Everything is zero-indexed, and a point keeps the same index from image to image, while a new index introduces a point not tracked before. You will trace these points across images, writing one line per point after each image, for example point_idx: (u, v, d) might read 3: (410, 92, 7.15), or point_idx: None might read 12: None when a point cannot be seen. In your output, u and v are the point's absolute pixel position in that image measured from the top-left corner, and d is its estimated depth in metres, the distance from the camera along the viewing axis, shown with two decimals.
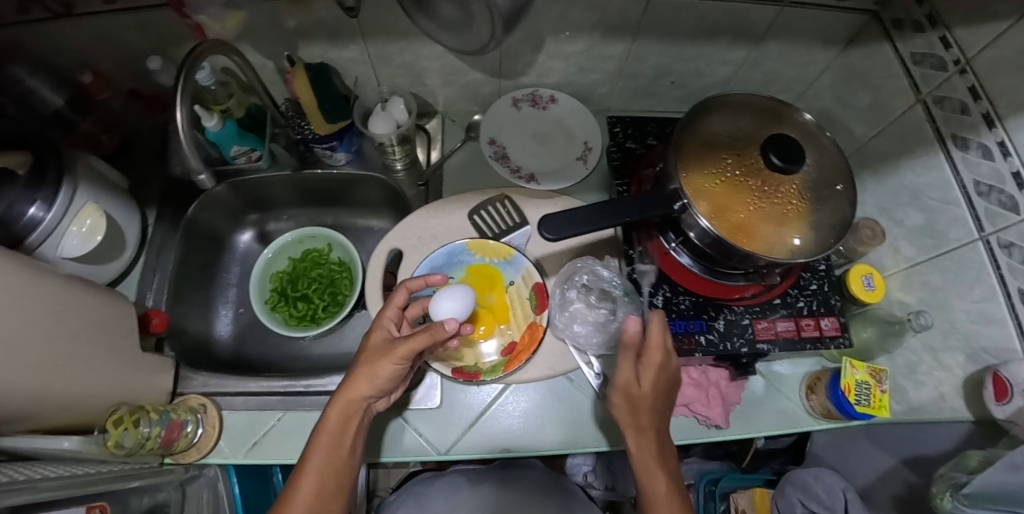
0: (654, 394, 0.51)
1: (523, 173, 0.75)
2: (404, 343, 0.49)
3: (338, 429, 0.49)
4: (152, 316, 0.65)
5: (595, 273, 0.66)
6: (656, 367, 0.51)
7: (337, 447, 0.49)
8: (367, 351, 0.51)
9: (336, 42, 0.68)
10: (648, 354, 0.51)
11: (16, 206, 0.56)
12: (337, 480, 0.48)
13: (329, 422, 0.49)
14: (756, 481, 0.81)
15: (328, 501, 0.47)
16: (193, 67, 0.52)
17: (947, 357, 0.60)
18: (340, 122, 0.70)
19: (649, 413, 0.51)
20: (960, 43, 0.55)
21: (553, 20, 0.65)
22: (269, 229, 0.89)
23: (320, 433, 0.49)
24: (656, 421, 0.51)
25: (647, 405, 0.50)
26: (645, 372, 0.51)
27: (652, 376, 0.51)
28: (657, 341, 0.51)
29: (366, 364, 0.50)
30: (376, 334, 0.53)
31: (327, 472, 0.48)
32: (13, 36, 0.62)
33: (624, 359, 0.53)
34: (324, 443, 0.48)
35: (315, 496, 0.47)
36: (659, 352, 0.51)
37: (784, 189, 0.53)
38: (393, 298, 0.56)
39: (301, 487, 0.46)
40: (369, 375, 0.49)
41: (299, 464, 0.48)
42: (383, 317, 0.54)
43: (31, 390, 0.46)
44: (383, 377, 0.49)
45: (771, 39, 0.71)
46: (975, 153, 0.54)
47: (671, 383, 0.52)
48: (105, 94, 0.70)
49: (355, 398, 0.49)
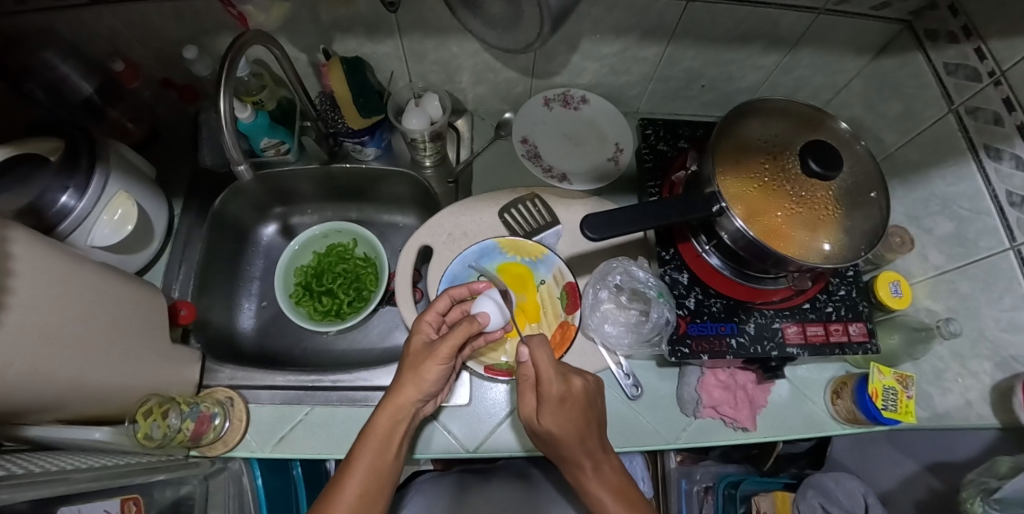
0: (570, 429, 0.50)
1: (556, 173, 0.77)
2: (444, 343, 0.52)
3: (387, 435, 0.50)
4: (181, 307, 0.66)
5: (629, 273, 0.67)
6: (557, 399, 0.51)
7: (383, 451, 0.49)
8: (412, 355, 0.53)
9: (372, 37, 0.68)
10: (546, 390, 0.51)
11: (48, 193, 0.55)
12: (380, 482, 0.48)
13: (377, 427, 0.50)
14: (775, 484, 0.82)
15: (371, 503, 0.47)
16: (235, 60, 0.52)
17: (974, 364, 0.60)
18: (373, 117, 0.70)
19: (570, 444, 0.51)
20: (995, 55, 0.55)
21: (591, 21, 0.65)
22: (293, 222, 0.88)
23: (368, 437, 0.50)
24: (583, 448, 0.52)
25: (564, 441, 0.50)
26: (545, 408, 0.51)
27: (552, 414, 0.50)
28: (547, 371, 0.51)
29: (412, 367, 0.52)
30: (418, 341, 0.55)
31: (374, 474, 0.48)
32: (48, 22, 0.61)
33: (523, 394, 0.54)
34: (372, 447, 0.49)
35: (360, 498, 0.47)
36: (551, 381, 0.51)
37: (820, 195, 0.53)
38: (434, 303, 0.57)
39: (347, 485, 0.47)
40: (416, 376, 0.52)
41: (345, 464, 0.49)
42: (423, 321, 0.56)
43: (68, 378, 0.45)
44: (427, 380, 0.52)
45: (803, 46, 0.72)
46: (1008, 164, 0.55)
47: (582, 406, 0.52)
48: (136, 83, 0.70)
49: (404, 404, 0.51)
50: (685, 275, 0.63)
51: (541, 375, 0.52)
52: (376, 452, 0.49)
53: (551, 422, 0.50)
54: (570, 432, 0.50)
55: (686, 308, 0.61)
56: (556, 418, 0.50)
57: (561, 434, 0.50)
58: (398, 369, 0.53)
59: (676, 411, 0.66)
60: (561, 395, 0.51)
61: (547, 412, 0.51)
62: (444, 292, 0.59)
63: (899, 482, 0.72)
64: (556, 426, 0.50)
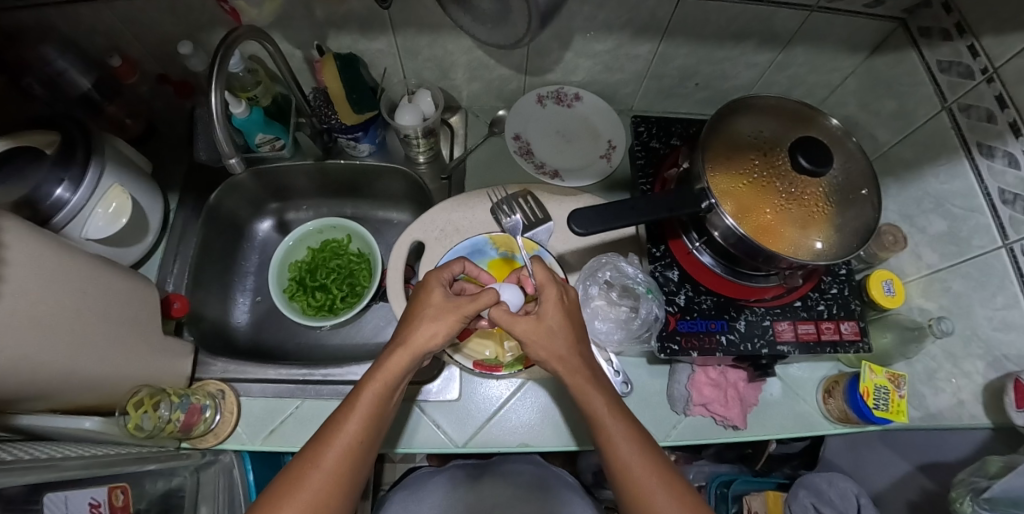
0: (560, 327, 0.51)
1: (548, 169, 0.77)
2: (472, 301, 0.50)
3: (395, 376, 0.48)
4: (174, 300, 0.66)
5: (618, 269, 0.65)
6: (553, 300, 0.51)
7: (386, 397, 0.49)
8: (430, 304, 0.51)
9: (366, 34, 0.68)
10: (541, 294, 0.51)
11: (43, 186, 0.55)
12: (377, 427, 0.49)
13: (383, 370, 0.48)
14: (768, 484, 0.83)
15: (367, 446, 0.48)
16: (227, 56, 0.53)
17: (967, 363, 0.60)
18: (366, 113, 0.71)
19: (561, 343, 0.51)
20: (988, 52, 0.55)
21: (583, 18, 0.66)
22: (289, 218, 0.89)
23: (371, 380, 0.48)
24: (580, 359, 0.51)
25: (557, 339, 0.51)
26: (545, 313, 0.51)
27: (551, 311, 0.51)
28: (542, 276, 0.51)
29: (431, 318, 0.50)
30: (437, 287, 0.52)
31: (373, 419, 0.48)
32: (46, 18, 0.62)
33: (516, 319, 0.50)
34: (375, 391, 0.48)
35: (358, 442, 0.47)
36: (547, 284, 0.51)
37: (811, 191, 0.52)
38: (450, 265, 0.57)
39: (345, 430, 0.47)
40: (433, 329, 0.49)
41: (346, 406, 0.48)
42: (439, 275, 0.54)
43: (58, 368, 0.46)
44: (443, 332, 0.49)
45: (797, 44, 0.72)
46: (1001, 161, 0.55)
47: (577, 314, 0.53)
48: (133, 78, 0.71)
49: (416, 354, 0.49)
50: (675, 272, 0.63)
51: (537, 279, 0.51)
52: (375, 400, 0.48)
53: (549, 315, 0.50)
54: (562, 328, 0.51)
55: (676, 304, 0.61)
56: (554, 311, 0.51)
57: (556, 328, 0.50)
58: (413, 313, 0.51)
59: (666, 409, 0.66)
60: (559, 297, 0.51)
61: (545, 313, 0.51)
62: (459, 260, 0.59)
63: (893, 482, 0.72)
64: (556, 322, 0.51)
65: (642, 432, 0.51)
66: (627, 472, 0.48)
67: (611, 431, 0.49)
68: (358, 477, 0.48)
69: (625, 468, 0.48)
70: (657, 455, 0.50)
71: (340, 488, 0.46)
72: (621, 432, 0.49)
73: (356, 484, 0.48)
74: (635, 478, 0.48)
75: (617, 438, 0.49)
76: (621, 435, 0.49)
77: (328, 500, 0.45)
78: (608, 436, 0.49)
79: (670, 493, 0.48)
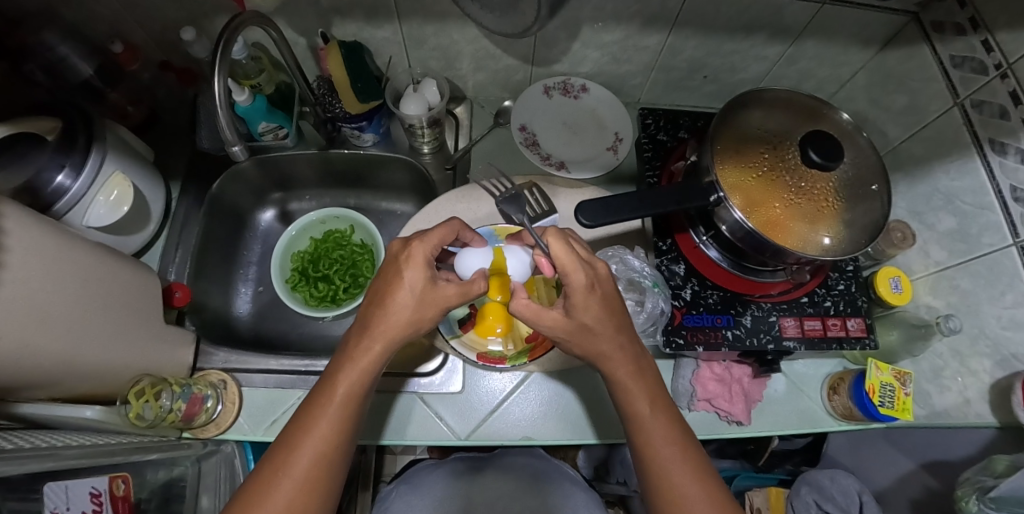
0: (597, 320, 0.48)
1: (554, 161, 0.77)
2: (453, 287, 0.48)
3: (369, 368, 0.47)
4: (176, 289, 0.66)
5: (625, 262, 0.64)
6: (585, 288, 0.47)
7: (360, 392, 0.47)
8: (407, 291, 0.47)
9: (371, 22, 0.67)
10: (569, 283, 0.47)
11: (44, 172, 0.55)
12: (350, 426, 0.46)
13: (354, 364, 0.47)
14: (771, 481, 0.85)
15: (342, 444, 0.46)
16: (232, 39, 0.52)
17: (973, 362, 0.60)
18: (371, 103, 0.70)
19: (605, 336, 0.49)
20: (1003, 47, 0.55)
21: (592, 9, 0.65)
22: (291, 208, 0.88)
23: (346, 375, 0.46)
24: (623, 352, 0.50)
25: (592, 332, 0.48)
26: (575, 305, 0.47)
27: (583, 301, 0.47)
28: (565, 262, 0.45)
29: (411, 309, 0.47)
30: (423, 268, 0.47)
31: (347, 416, 0.46)
32: (47, 3, 0.62)
33: (544, 310, 0.48)
34: (346, 385, 0.46)
35: (337, 439, 0.45)
36: (576, 271, 0.46)
37: (820, 186, 0.52)
38: (431, 234, 0.48)
39: (318, 427, 0.45)
40: (412, 317, 0.47)
41: (314, 402, 0.46)
42: (420, 249, 0.47)
43: (61, 356, 0.45)
44: (423, 321, 0.47)
45: (807, 37, 0.71)
46: (1013, 158, 0.55)
47: (610, 297, 0.49)
48: (135, 64, 0.70)
49: (391, 342, 0.48)
50: (681, 266, 0.63)
51: (562, 265, 0.46)
52: (351, 394, 0.46)
53: (579, 309, 0.47)
54: (600, 320, 0.48)
55: (682, 299, 0.61)
56: (583, 304, 0.47)
57: (592, 323, 0.48)
58: (385, 300, 0.47)
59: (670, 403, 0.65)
60: (587, 283, 0.47)
61: (574, 306, 0.47)
62: (452, 222, 0.52)
63: (897, 479, 0.72)
64: (586, 316, 0.48)
65: (681, 426, 0.50)
66: (662, 474, 0.48)
67: (649, 422, 0.49)
68: (335, 476, 0.46)
69: (655, 457, 0.48)
70: (691, 449, 0.49)
71: (319, 484, 0.44)
72: (660, 426, 0.49)
73: (337, 480, 0.46)
74: (665, 468, 0.48)
75: (655, 430, 0.49)
76: (659, 425, 0.49)
77: (307, 501, 0.43)
78: (646, 429, 0.49)
79: (699, 484, 0.47)
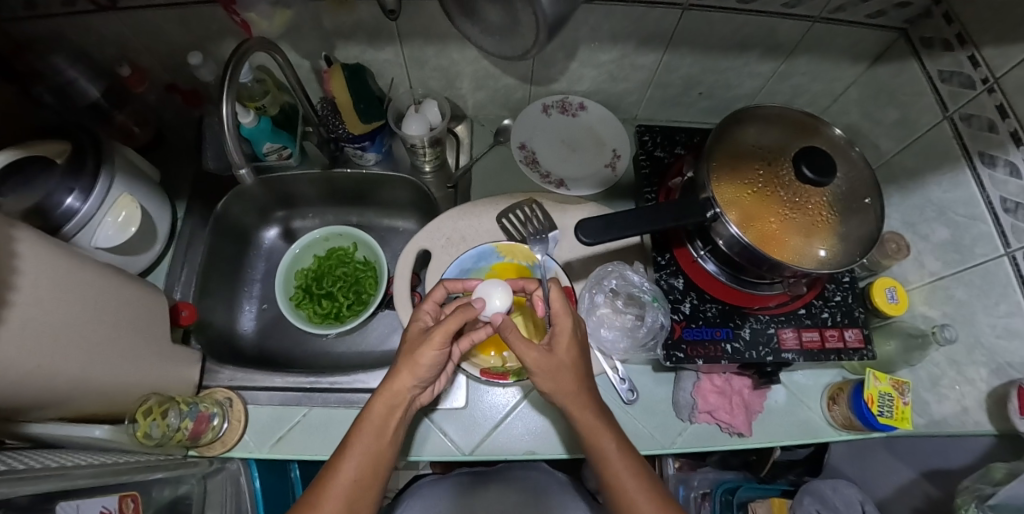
0: (570, 361, 0.52)
1: (553, 179, 0.78)
2: (438, 328, 0.50)
3: (388, 414, 0.51)
4: (182, 308, 0.66)
5: (624, 277, 0.67)
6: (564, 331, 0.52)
7: (379, 436, 0.51)
8: (409, 343, 0.53)
9: (373, 44, 0.69)
10: (557, 323, 0.52)
11: (55, 195, 0.56)
12: (373, 469, 0.50)
13: (371, 413, 0.51)
14: (774, 491, 0.83)
15: (366, 488, 0.49)
16: (238, 65, 0.53)
17: (970, 370, 0.60)
18: (373, 123, 0.71)
19: (575, 374, 0.51)
20: (989, 62, 0.56)
21: (588, 29, 0.67)
22: (294, 226, 0.90)
23: (362, 424, 0.51)
24: (586, 393, 0.52)
25: (569, 371, 0.51)
26: (556, 345, 0.52)
27: (564, 343, 0.51)
28: (558, 306, 0.51)
29: (408, 354, 0.51)
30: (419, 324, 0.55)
31: (369, 459, 0.50)
32: (59, 29, 0.63)
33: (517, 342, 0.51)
34: (367, 432, 0.50)
35: (358, 484, 0.49)
36: (562, 314, 0.51)
37: (814, 200, 0.53)
38: (431, 294, 0.59)
39: (340, 472, 0.49)
40: (411, 362, 0.51)
41: (339, 450, 0.51)
42: (421, 311, 0.57)
43: (71, 374, 0.46)
44: (424, 363, 0.50)
45: (800, 53, 0.73)
46: (1003, 170, 0.56)
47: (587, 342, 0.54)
48: (142, 87, 0.72)
49: (398, 390, 0.51)
50: (680, 280, 0.63)
51: (553, 308, 0.51)
52: (371, 438, 0.50)
53: (560, 350, 0.51)
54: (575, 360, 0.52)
55: (681, 312, 0.62)
56: (565, 347, 0.52)
57: (568, 360, 0.51)
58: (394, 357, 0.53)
59: (671, 416, 0.66)
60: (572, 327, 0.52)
61: (549, 348, 0.51)
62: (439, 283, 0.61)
63: (899, 488, 0.73)
64: (565, 355, 0.51)
65: (641, 461, 0.53)
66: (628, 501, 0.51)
67: (607, 452, 0.51)
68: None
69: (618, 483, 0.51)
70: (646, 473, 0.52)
71: None
72: (618, 456, 0.51)
73: None
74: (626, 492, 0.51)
75: (612, 458, 0.51)
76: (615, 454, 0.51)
77: None
78: (606, 459, 0.51)
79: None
